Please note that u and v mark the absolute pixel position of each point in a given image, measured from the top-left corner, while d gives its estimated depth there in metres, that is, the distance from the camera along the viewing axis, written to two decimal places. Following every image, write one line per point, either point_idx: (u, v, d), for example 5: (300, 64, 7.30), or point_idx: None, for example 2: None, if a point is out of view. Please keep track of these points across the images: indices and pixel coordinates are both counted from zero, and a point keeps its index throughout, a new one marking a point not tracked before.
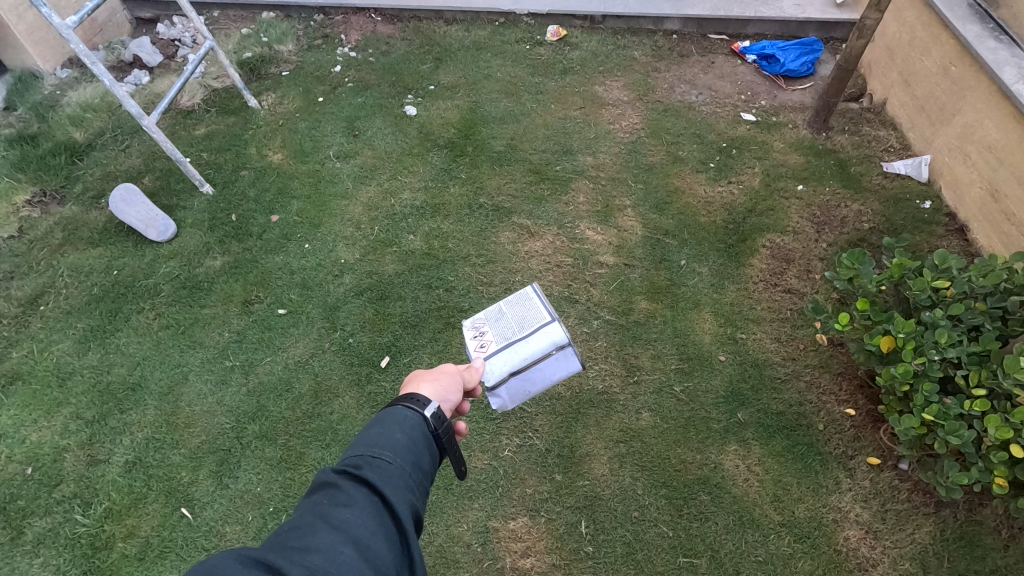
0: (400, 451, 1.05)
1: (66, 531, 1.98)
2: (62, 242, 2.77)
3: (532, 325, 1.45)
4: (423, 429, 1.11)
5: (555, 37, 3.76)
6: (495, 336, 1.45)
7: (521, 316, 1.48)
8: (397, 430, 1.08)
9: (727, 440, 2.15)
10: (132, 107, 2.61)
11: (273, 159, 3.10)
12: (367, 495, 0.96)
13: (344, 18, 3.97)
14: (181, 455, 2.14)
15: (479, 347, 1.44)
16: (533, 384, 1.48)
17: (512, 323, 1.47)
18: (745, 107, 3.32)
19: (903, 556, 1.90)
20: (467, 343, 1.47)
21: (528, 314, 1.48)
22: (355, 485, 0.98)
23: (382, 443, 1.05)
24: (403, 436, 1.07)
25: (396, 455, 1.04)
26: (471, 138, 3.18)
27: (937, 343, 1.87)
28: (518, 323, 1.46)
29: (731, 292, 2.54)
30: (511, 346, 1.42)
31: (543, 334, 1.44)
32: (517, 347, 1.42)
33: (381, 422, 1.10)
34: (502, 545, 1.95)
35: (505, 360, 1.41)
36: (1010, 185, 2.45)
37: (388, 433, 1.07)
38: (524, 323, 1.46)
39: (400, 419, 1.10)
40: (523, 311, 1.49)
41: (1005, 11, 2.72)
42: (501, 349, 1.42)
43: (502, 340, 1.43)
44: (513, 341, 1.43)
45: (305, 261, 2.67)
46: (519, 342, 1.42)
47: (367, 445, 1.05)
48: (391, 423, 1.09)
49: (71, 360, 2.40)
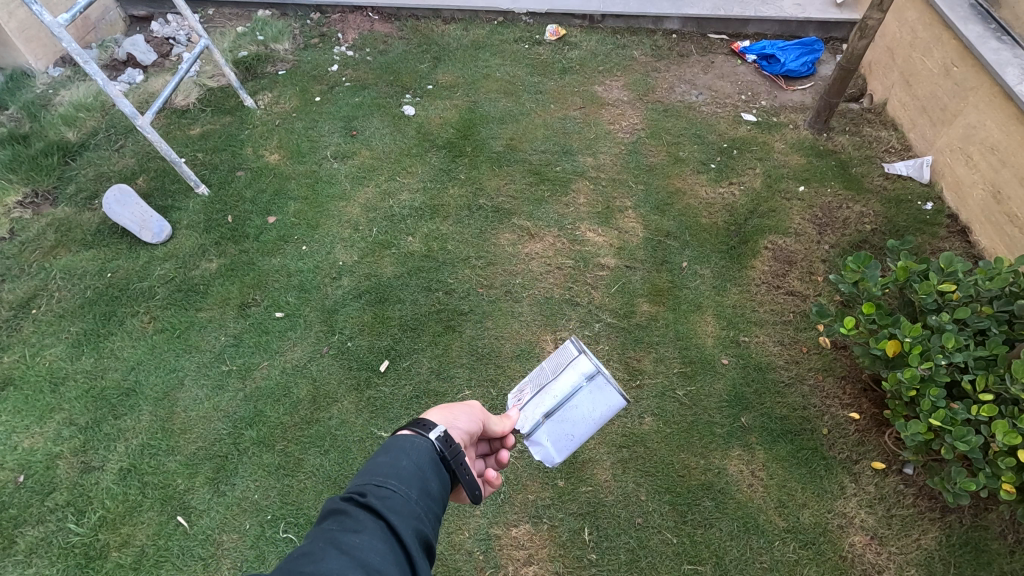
0: (409, 476, 1.02)
1: (59, 540, 1.94)
2: (55, 244, 2.73)
3: (561, 364, 1.43)
4: (430, 456, 1.08)
5: (554, 36, 3.73)
6: (531, 385, 1.48)
7: (555, 360, 1.48)
8: (405, 456, 1.05)
9: (731, 445, 2.13)
10: (125, 107, 2.56)
11: (270, 159, 3.06)
12: (376, 520, 0.93)
13: (341, 17, 3.92)
14: (177, 462, 2.10)
15: (517, 399, 1.48)
16: (575, 427, 1.41)
17: (546, 369, 1.48)
18: (746, 107, 3.30)
19: (909, 562, 1.89)
20: (509, 401, 1.52)
21: (561, 355, 1.47)
22: (364, 511, 0.94)
23: (389, 470, 1.02)
24: (411, 463, 1.05)
25: (405, 480, 1.01)
26: (470, 138, 3.15)
27: (944, 348, 1.85)
28: (551, 367, 1.47)
29: (733, 294, 2.51)
30: (542, 389, 1.42)
31: (573, 368, 1.40)
32: (547, 388, 1.41)
33: (388, 449, 1.07)
34: (504, 553, 1.93)
35: (536, 404, 1.41)
36: (1012, 187, 2.44)
37: (394, 461, 1.04)
38: (556, 365, 1.45)
39: (406, 447, 1.08)
40: (558, 356, 1.49)
41: (1008, 11, 2.70)
42: (533, 395, 1.43)
43: (535, 386, 1.46)
44: (544, 384, 1.42)
45: (303, 263, 2.64)
46: (549, 383, 1.41)
47: (374, 472, 1.02)
48: (398, 449, 1.07)
49: (64, 365, 2.35)
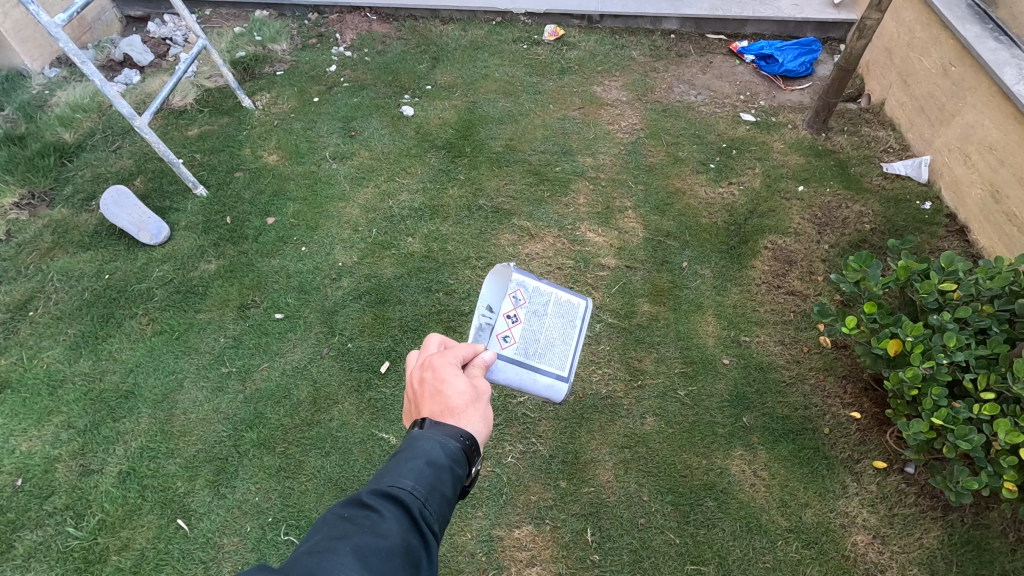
0: (445, 497, 1.04)
1: (57, 545, 1.92)
2: (52, 245, 2.71)
3: (553, 367, 1.62)
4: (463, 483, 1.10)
5: (552, 37, 3.73)
6: (520, 342, 1.58)
7: (550, 348, 1.63)
8: (446, 473, 1.06)
9: (733, 445, 2.12)
10: (123, 107, 2.53)
11: (268, 160, 3.05)
12: (406, 536, 0.95)
13: (339, 17, 3.92)
14: (177, 465, 2.09)
15: (503, 338, 1.54)
16: None
17: (538, 342, 1.61)
18: (745, 107, 3.31)
19: (911, 560, 1.89)
20: (497, 326, 1.54)
21: (557, 354, 1.64)
22: (397, 523, 0.96)
23: (433, 483, 1.03)
24: (451, 481, 1.06)
25: (440, 502, 1.02)
26: (469, 138, 3.15)
27: (946, 347, 1.85)
28: (544, 350, 1.61)
29: (733, 294, 2.52)
30: (524, 366, 1.57)
31: (552, 383, 1.62)
32: (526, 374, 1.58)
33: (433, 451, 1.07)
34: (508, 554, 1.92)
35: (511, 371, 1.56)
36: (1011, 186, 2.44)
37: (437, 479, 1.04)
38: (547, 354, 1.62)
39: (451, 466, 1.08)
40: (555, 346, 1.64)
41: (1004, 11, 2.71)
42: (516, 361, 1.56)
43: (522, 352, 1.57)
44: (528, 361, 1.58)
45: (302, 264, 2.63)
46: (531, 369, 1.59)
47: (415, 479, 1.02)
48: (445, 457, 1.07)
49: (61, 368, 2.33)
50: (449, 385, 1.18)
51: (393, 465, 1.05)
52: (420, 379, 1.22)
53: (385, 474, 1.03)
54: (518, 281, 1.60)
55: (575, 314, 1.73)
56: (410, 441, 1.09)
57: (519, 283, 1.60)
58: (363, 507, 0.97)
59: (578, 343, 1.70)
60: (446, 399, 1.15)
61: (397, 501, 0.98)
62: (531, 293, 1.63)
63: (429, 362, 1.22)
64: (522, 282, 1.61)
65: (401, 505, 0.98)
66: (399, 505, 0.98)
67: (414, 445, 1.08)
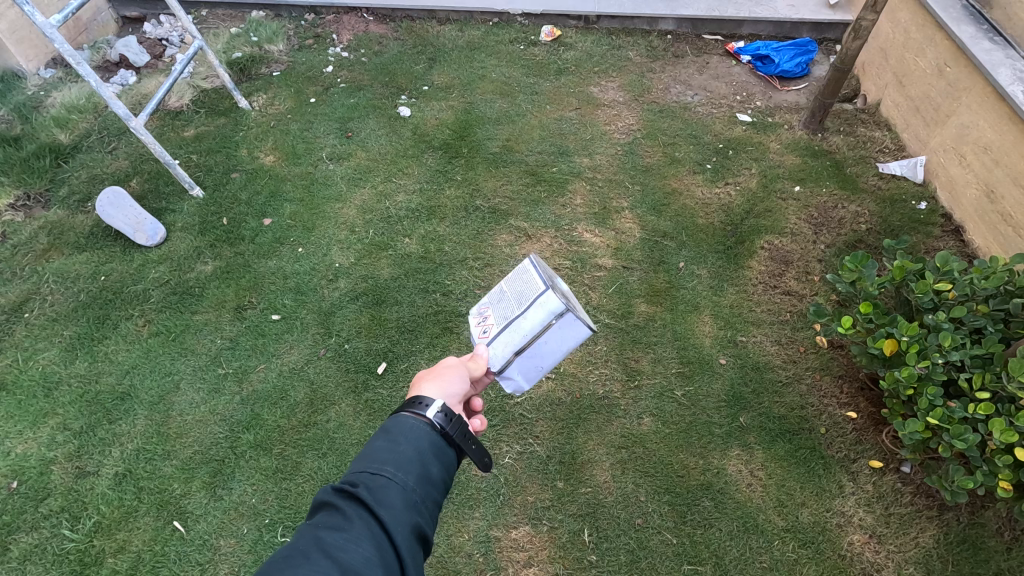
0: (405, 464, 1.03)
1: (53, 548, 1.92)
2: (48, 247, 2.70)
3: (528, 298, 1.40)
4: (431, 438, 1.09)
5: (549, 37, 3.73)
6: (496, 316, 1.45)
7: (520, 292, 1.45)
8: (400, 443, 1.06)
9: (729, 445, 2.13)
10: (119, 108, 2.52)
11: (265, 161, 3.04)
12: (367, 514, 0.94)
13: (336, 18, 3.91)
14: (173, 467, 2.08)
15: (481, 332, 1.46)
16: (543, 358, 1.44)
17: (510, 300, 1.45)
18: (741, 107, 3.31)
19: (907, 560, 1.89)
20: (473, 330, 1.49)
21: (525, 288, 1.44)
22: (354, 506, 0.95)
23: (384, 457, 1.03)
24: (408, 448, 1.06)
25: (398, 468, 1.02)
26: (466, 139, 3.15)
27: (941, 347, 1.86)
28: (516, 299, 1.44)
29: (730, 294, 2.52)
30: (510, 325, 1.39)
31: (540, 305, 1.37)
32: (516, 325, 1.39)
33: (383, 431, 1.09)
34: (505, 555, 1.92)
35: (506, 341, 1.39)
36: (1006, 187, 2.45)
37: (391, 450, 1.05)
38: (521, 298, 1.43)
39: (407, 431, 1.09)
40: (522, 285, 1.46)
41: (999, 12, 2.72)
42: (501, 331, 1.41)
43: (502, 320, 1.42)
44: (510, 320, 1.40)
45: (299, 265, 2.62)
46: (515, 321, 1.39)
47: (367, 461, 1.03)
48: (394, 431, 1.08)
49: (57, 369, 2.33)
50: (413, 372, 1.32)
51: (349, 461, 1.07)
52: None
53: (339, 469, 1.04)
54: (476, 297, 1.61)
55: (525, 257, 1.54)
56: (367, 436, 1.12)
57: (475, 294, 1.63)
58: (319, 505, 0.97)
59: (534, 262, 1.47)
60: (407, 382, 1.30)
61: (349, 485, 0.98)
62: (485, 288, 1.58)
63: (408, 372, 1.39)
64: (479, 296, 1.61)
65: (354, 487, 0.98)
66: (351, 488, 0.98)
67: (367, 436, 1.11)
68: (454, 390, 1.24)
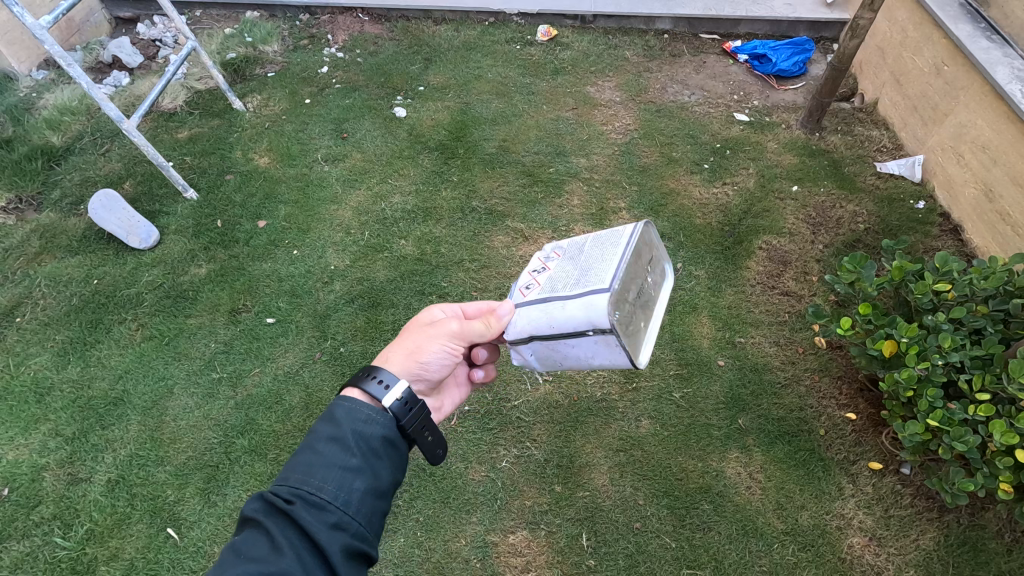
0: (348, 479, 1.05)
1: (45, 556, 1.90)
2: (39, 250, 2.68)
3: (584, 284, 1.12)
4: (379, 446, 1.11)
5: (545, 36, 3.71)
6: (547, 283, 1.21)
7: (584, 268, 1.17)
8: (345, 452, 1.07)
9: (728, 447, 2.11)
10: (111, 110, 2.49)
11: (259, 163, 3.02)
12: (300, 536, 0.98)
13: (331, 18, 3.88)
14: (166, 473, 2.06)
15: (525, 286, 1.26)
16: (567, 358, 1.20)
17: (571, 271, 1.19)
18: (738, 107, 3.30)
19: (907, 563, 1.88)
20: (522, 275, 1.29)
21: (596, 267, 1.15)
22: (290, 526, 0.98)
23: (327, 470, 1.05)
24: (354, 460, 1.07)
25: (336, 486, 1.03)
26: (462, 139, 3.13)
27: (941, 348, 1.84)
28: (575, 276, 1.17)
29: (728, 295, 2.50)
30: (550, 300, 1.16)
31: (588, 307, 1.09)
32: (553, 304, 1.15)
33: (330, 434, 1.10)
34: (502, 560, 1.90)
35: (532, 314, 1.19)
36: (1004, 186, 2.44)
37: (332, 464, 1.05)
38: (581, 276, 1.16)
39: (354, 439, 1.09)
40: (591, 260, 1.17)
41: (997, 11, 2.71)
42: (538, 300, 1.18)
43: (548, 288, 1.19)
44: (553, 294, 1.17)
45: (294, 268, 2.60)
46: (554, 300, 1.15)
47: (308, 472, 1.04)
48: (342, 437, 1.09)
49: (49, 375, 2.30)
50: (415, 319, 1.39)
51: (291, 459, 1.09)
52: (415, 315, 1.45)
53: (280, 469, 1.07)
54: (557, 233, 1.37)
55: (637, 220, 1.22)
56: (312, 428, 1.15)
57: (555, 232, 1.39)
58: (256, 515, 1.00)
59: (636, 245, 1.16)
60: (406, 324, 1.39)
61: (289, 499, 1.01)
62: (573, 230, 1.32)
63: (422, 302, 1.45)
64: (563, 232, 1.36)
65: (294, 503, 1.00)
66: (290, 505, 1.00)
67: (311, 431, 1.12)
68: (429, 364, 1.33)
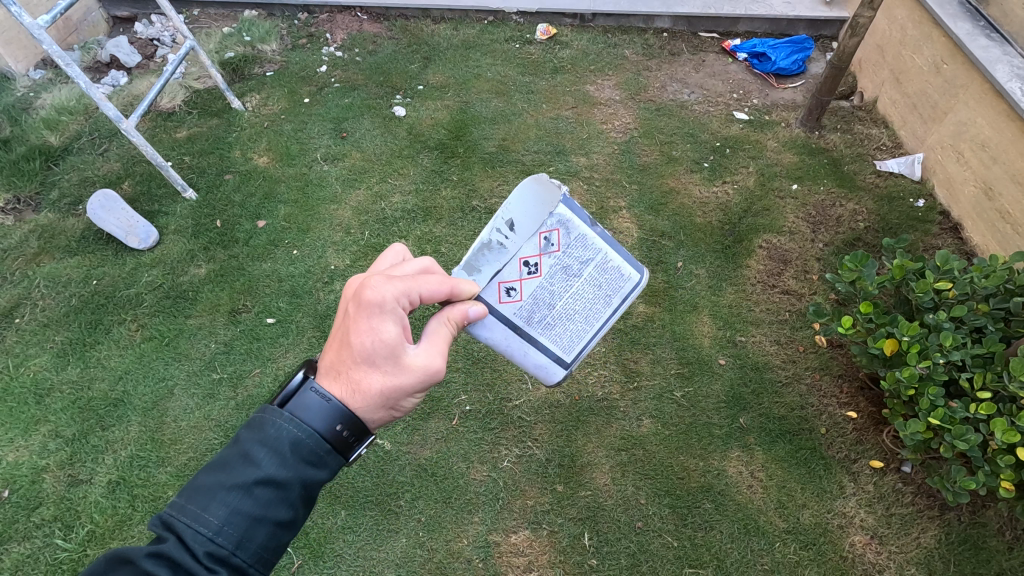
0: (272, 536, 1.02)
1: (46, 557, 1.89)
2: (38, 251, 2.66)
3: (555, 349, 1.41)
4: (309, 496, 1.08)
5: (544, 35, 3.69)
6: (529, 303, 1.35)
7: (560, 318, 1.39)
8: (276, 505, 1.03)
9: (729, 446, 2.11)
10: (110, 109, 2.47)
11: (258, 162, 3.01)
12: None
13: (330, 17, 3.88)
14: (167, 474, 2.06)
15: (506, 292, 1.32)
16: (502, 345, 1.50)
17: (549, 309, 1.37)
18: (737, 106, 3.29)
19: (909, 561, 1.89)
20: (507, 273, 1.29)
21: (571, 331, 1.41)
22: None
23: (252, 529, 1.00)
24: (283, 514, 1.03)
25: (260, 548, 1.00)
26: (461, 138, 3.12)
27: (942, 347, 1.84)
28: (550, 322, 1.38)
29: (729, 293, 2.50)
30: (522, 337, 1.38)
31: (546, 363, 1.43)
32: (522, 343, 1.39)
33: (262, 482, 1.02)
34: (504, 560, 1.90)
35: (502, 336, 1.38)
36: (1004, 184, 2.44)
37: (259, 521, 1.00)
38: (554, 329, 1.39)
39: (286, 493, 1.04)
40: (569, 317, 1.40)
41: (996, 9, 2.71)
42: (514, 327, 1.36)
43: (524, 314, 1.36)
44: (527, 329, 1.38)
45: (294, 268, 2.60)
46: (526, 340, 1.39)
47: (229, 529, 0.98)
48: (276, 488, 1.03)
49: (49, 376, 2.30)
50: (385, 352, 1.17)
51: (212, 492, 1.00)
52: (369, 324, 1.16)
53: (199, 506, 0.98)
54: (560, 220, 1.30)
55: (622, 287, 1.42)
56: (239, 449, 1.05)
57: (558, 223, 1.30)
58: (160, 566, 0.93)
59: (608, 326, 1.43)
60: (372, 355, 1.16)
61: (209, 558, 0.96)
62: (571, 239, 1.32)
63: (386, 316, 1.16)
64: (565, 222, 1.30)
65: (212, 566, 0.96)
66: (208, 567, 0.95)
67: (242, 462, 1.03)
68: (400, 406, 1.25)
